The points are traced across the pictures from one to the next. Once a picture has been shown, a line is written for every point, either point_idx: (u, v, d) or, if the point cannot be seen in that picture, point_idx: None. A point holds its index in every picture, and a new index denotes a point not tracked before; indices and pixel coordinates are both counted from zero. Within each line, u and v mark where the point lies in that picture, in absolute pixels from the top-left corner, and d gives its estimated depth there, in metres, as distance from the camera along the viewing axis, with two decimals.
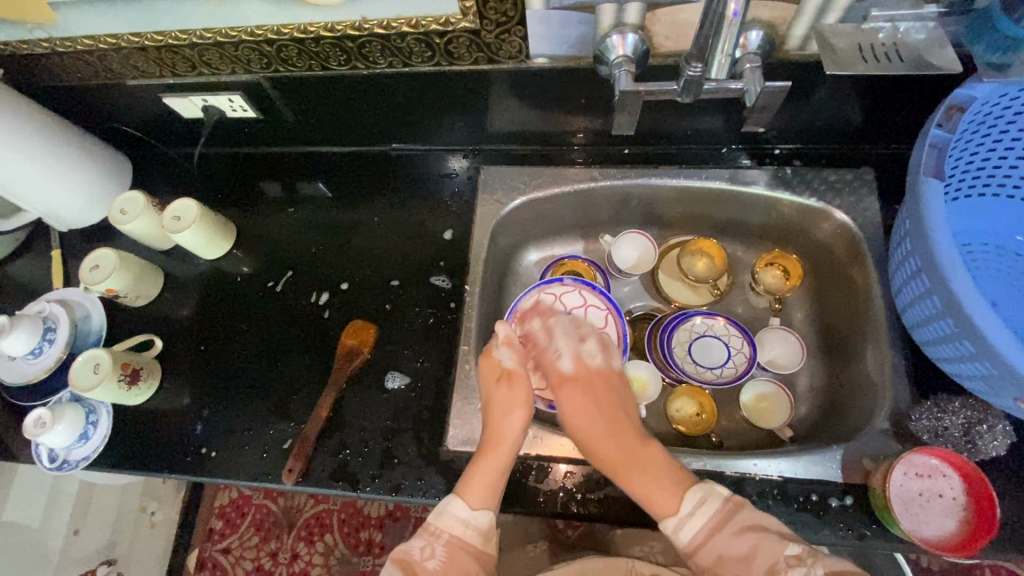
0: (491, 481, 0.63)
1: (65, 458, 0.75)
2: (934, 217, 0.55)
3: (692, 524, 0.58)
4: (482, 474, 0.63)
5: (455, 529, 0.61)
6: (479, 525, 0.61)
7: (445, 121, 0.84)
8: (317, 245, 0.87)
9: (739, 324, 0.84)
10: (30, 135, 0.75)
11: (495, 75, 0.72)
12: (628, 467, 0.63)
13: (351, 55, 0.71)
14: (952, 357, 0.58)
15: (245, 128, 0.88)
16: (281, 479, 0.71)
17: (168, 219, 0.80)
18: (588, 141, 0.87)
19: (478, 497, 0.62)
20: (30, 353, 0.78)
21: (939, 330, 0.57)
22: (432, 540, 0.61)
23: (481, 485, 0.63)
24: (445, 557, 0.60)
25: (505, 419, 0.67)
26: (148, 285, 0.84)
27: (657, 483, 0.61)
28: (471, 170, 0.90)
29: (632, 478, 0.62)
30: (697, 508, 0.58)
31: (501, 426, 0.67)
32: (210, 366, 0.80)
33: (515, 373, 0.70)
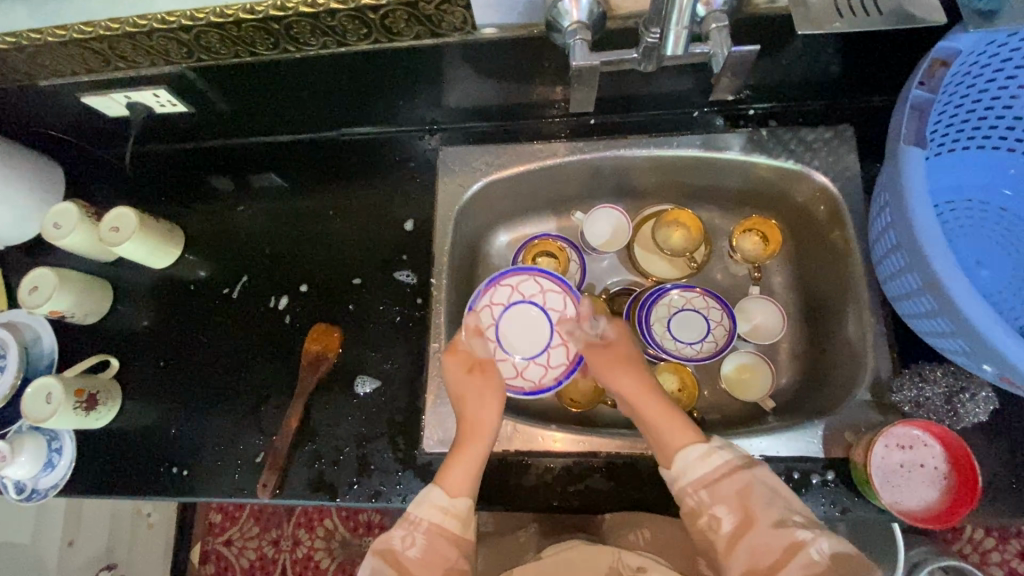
0: (470, 469, 0.62)
1: (34, 487, 0.73)
2: (915, 188, 0.51)
3: (701, 466, 0.58)
4: (465, 461, 0.62)
5: (435, 517, 0.59)
6: (459, 512, 0.59)
7: (409, 96, 0.76)
8: (272, 245, 0.82)
9: (717, 295, 0.82)
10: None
11: (442, 48, 0.65)
12: (664, 415, 0.64)
13: (280, 37, 0.63)
14: (932, 332, 0.56)
15: (180, 123, 0.81)
16: (256, 494, 0.69)
17: (105, 232, 0.74)
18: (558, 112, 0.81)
19: (457, 485, 0.60)
20: None
21: (919, 306, 0.55)
22: (412, 529, 0.58)
23: (460, 474, 0.61)
24: (426, 544, 0.57)
25: (480, 408, 0.66)
26: (96, 302, 0.79)
27: (676, 423, 0.63)
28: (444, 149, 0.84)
29: (660, 431, 0.63)
30: (714, 450, 0.59)
31: (475, 414, 0.65)
32: (172, 381, 0.77)
33: (491, 368, 0.69)
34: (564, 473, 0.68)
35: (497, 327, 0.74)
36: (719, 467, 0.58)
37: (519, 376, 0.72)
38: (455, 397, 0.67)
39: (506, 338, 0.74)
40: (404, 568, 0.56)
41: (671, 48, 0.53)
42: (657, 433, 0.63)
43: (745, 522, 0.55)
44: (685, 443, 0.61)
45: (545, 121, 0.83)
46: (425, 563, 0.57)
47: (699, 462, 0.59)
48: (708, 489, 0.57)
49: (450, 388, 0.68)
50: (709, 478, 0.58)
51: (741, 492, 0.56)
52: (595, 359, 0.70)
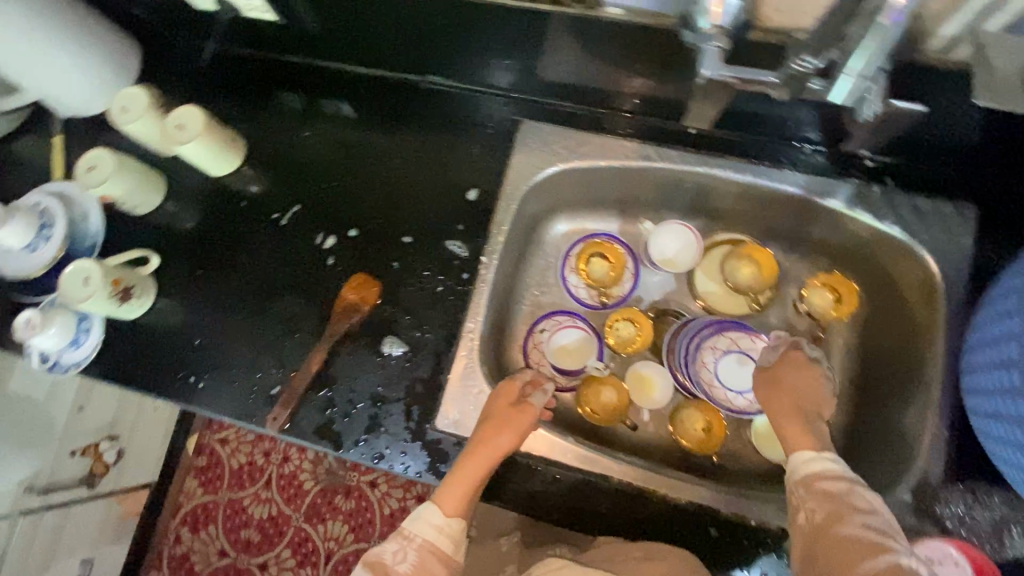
0: (464, 491, 0.61)
1: (56, 360, 0.73)
2: None
3: (814, 468, 0.56)
4: (460, 484, 0.61)
5: (428, 534, 0.59)
6: (450, 532, 0.59)
7: (494, 57, 0.71)
8: (330, 181, 0.78)
9: (768, 339, 0.78)
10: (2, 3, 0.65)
11: (566, 19, 0.60)
12: (793, 427, 0.62)
13: None
14: (1011, 459, 0.51)
15: (265, 31, 0.77)
16: (265, 424, 0.70)
17: (170, 127, 0.72)
18: (637, 108, 0.75)
19: (453, 505, 0.60)
20: (27, 248, 0.75)
21: (1008, 430, 0.50)
22: (405, 544, 0.58)
23: (456, 494, 0.61)
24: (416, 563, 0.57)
25: (497, 436, 0.63)
26: (149, 195, 0.78)
27: (800, 431, 0.61)
28: (514, 118, 0.78)
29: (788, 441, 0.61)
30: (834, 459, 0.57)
31: (484, 442, 0.63)
32: (203, 292, 0.76)
33: (529, 407, 0.66)
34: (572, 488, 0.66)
35: (722, 376, 0.78)
36: (834, 468, 0.56)
37: (728, 399, 0.78)
38: (477, 422, 0.65)
39: (729, 380, 0.78)
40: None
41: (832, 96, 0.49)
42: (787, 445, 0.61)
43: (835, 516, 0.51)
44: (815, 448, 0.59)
45: (610, 113, 0.77)
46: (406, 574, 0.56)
47: (805, 467, 0.57)
48: (814, 489, 0.55)
49: (486, 410, 0.66)
50: (818, 490, 0.54)
51: (837, 495, 0.53)
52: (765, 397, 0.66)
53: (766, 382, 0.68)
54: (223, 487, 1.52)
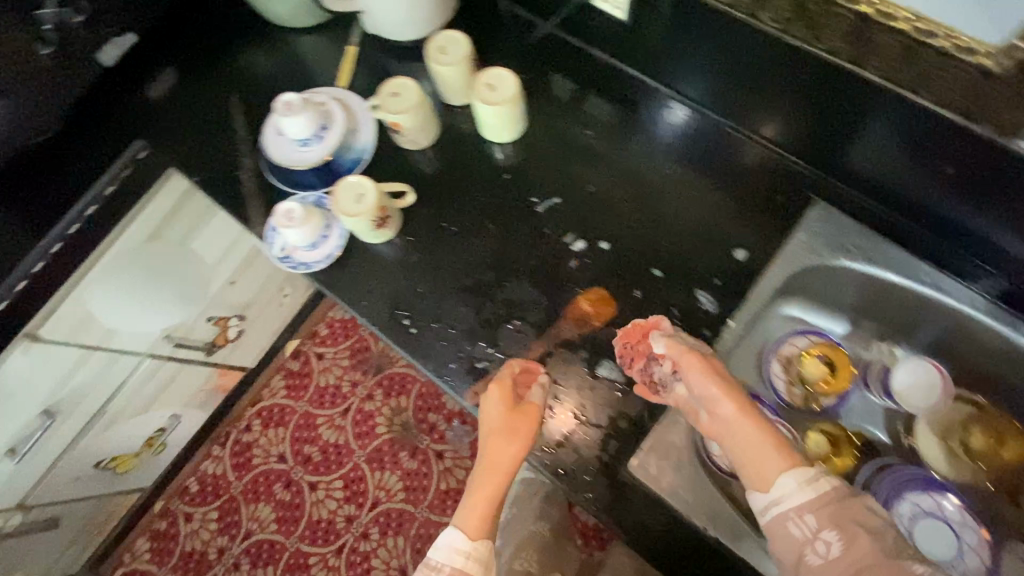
0: (484, 512, 0.59)
1: (291, 253, 0.76)
2: None
3: (795, 492, 0.51)
4: (478, 500, 0.59)
5: (456, 562, 0.57)
6: (477, 555, 0.58)
7: (705, 70, 0.71)
8: (595, 185, 0.77)
9: (976, 518, 0.73)
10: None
11: (888, 99, 0.57)
12: (756, 445, 0.55)
13: (800, 17, 0.56)
14: None
15: (595, 22, 0.76)
16: (463, 394, 0.70)
17: (481, 85, 0.72)
18: (774, 135, 0.73)
19: (477, 529, 0.58)
20: (302, 141, 0.78)
21: None
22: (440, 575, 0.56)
23: (477, 515, 0.59)
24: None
25: (513, 458, 0.60)
26: (425, 136, 0.78)
27: (768, 445, 0.54)
28: (687, 130, 0.77)
29: (753, 463, 0.54)
30: (816, 475, 0.52)
31: (499, 461, 0.60)
32: (441, 244, 0.77)
33: (530, 407, 0.63)
34: None
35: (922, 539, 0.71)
36: (823, 494, 0.51)
37: None
38: (484, 431, 0.62)
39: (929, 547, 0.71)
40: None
41: None
42: (749, 465, 0.54)
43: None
44: (785, 466, 0.53)
45: (746, 135, 0.76)
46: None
47: (792, 499, 0.51)
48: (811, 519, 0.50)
49: (491, 417, 0.63)
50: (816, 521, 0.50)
51: (847, 521, 0.48)
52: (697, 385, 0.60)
53: (709, 373, 0.59)
54: (304, 399, 1.58)
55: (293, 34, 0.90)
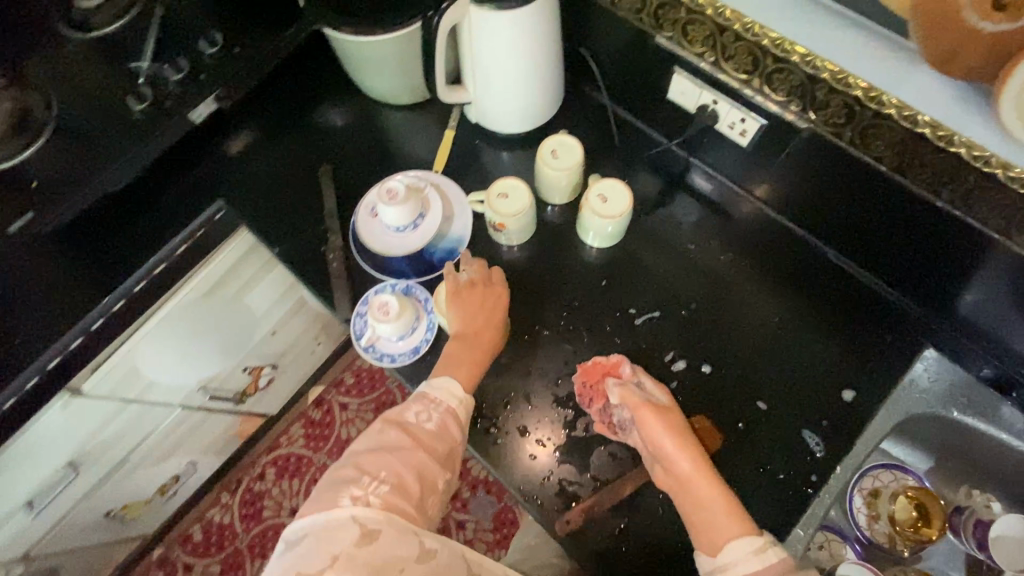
0: (451, 363, 0.66)
1: (374, 343, 0.72)
2: None
3: (743, 566, 0.53)
4: (455, 358, 0.67)
5: (452, 402, 0.64)
6: (443, 399, 0.63)
7: (783, 175, 0.72)
8: (695, 302, 0.75)
9: None
10: (528, 15, 0.65)
11: (998, 253, 0.57)
12: (705, 505, 0.57)
13: (951, 183, 0.55)
14: None
15: (708, 139, 0.75)
16: (550, 519, 0.66)
17: (592, 197, 0.71)
18: (766, 198, 0.77)
19: (461, 381, 0.66)
20: (397, 227, 0.75)
21: None
22: (430, 406, 0.63)
23: (464, 372, 0.66)
24: (440, 422, 0.62)
25: (467, 314, 0.69)
26: (522, 234, 0.76)
27: (721, 512, 0.56)
28: (713, 200, 0.80)
29: (700, 523, 0.57)
30: (770, 549, 0.53)
31: (456, 322, 0.69)
32: (531, 349, 0.74)
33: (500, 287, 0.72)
34: None
35: None
36: (767, 568, 0.52)
37: None
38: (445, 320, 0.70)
39: None
40: (419, 438, 0.60)
41: None
42: (696, 521, 0.57)
43: None
44: (735, 535, 0.55)
45: (745, 197, 0.80)
46: (435, 441, 0.61)
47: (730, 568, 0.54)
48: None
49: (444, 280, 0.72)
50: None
51: None
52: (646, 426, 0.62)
53: (661, 420, 0.61)
54: (322, 451, 1.52)
55: (386, 108, 0.89)
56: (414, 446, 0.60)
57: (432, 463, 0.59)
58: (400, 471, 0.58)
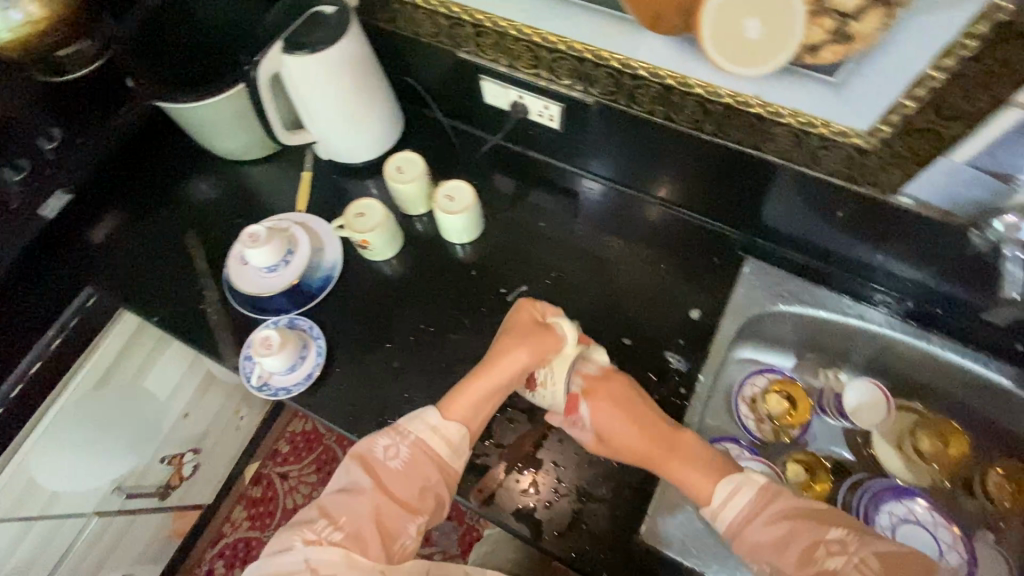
0: (473, 403, 0.69)
1: (268, 380, 0.75)
2: None
3: (734, 503, 0.62)
4: (472, 391, 0.69)
5: (422, 433, 0.67)
6: (449, 434, 0.67)
7: (630, 158, 0.81)
8: (556, 270, 0.84)
9: (943, 513, 0.78)
10: (335, 54, 0.72)
11: (760, 165, 0.70)
12: (687, 462, 0.66)
13: (706, 118, 0.67)
14: None
15: (531, 129, 0.86)
16: (467, 495, 0.71)
17: (442, 198, 0.79)
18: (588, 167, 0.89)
19: (455, 410, 0.68)
20: (267, 268, 0.79)
21: None
22: (398, 441, 0.66)
23: (463, 406, 0.69)
24: (407, 460, 0.65)
25: (513, 359, 0.69)
26: (389, 247, 0.82)
27: (701, 472, 0.65)
28: (602, 202, 0.88)
29: (685, 479, 0.65)
30: (747, 491, 0.63)
31: (505, 364, 0.69)
32: (419, 348, 0.79)
33: (549, 330, 0.71)
34: None
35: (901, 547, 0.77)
36: (750, 505, 0.61)
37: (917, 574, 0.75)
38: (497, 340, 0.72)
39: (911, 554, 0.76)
40: (385, 479, 0.64)
41: None
42: (682, 480, 0.65)
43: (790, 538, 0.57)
44: (713, 484, 0.64)
45: (650, 201, 0.88)
46: (405, 479, 0.64)
47: (730, 518, 0.62)
48: (746, 539, 0.60)
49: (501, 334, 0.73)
50: (741, 516, 0.61)
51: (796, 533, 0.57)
52: (602, 413, 0.68)
53: (614, 405, 0.68)
54: (271, 526, 1.47)
55: (244, 166, 0.94)
56: (377, 490, 0.62)
57: (397, 509, 0.62)
58: (359, 519, 0.61)
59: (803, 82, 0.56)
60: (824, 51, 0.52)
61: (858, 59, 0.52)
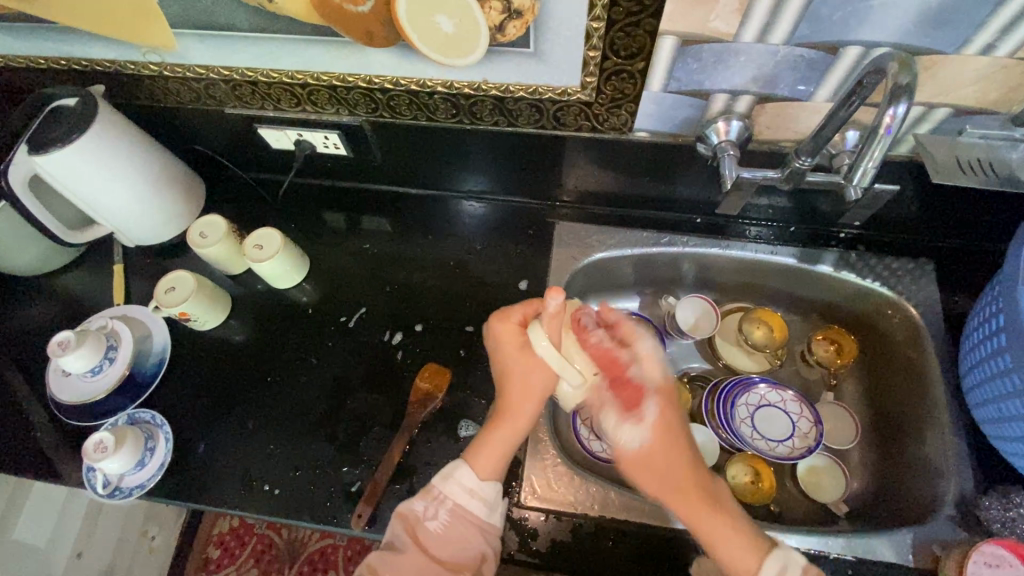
0: (502, 453, 0.65)
1: (118, 484, 0.73)
2: None
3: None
4: (495, 446, 0.65)
5: (461, 497, 0.62)
6: (484, 495, 0.62)
7: (468, 169, 0.86)
8: (391, 285, 0.87)
9: (790, 390, 0.87)
10: (88, 143, 0.71)
11: (525, 139, 0.76)
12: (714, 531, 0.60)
13: (460, 111, 0.73)
14: (1016, 436, 0.62)
15: (329, 163, 0.89)
16: (347, 523, 0.70)
17: (250, 248, 0.81)
18: (398, 184, 0.93)
19: (486, 467, 0.64)
20: (89, 371, 0.77)
21: (1011, 411, 0.61)
22: (435, 502, 0.62)
23: (491, 458, 0.64)
24: (449, 520, 0.61)
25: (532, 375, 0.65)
26: (217, 311, 0.83)
27: (738, 539, 0.60)
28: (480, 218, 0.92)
29: (721, 549, 0.59)
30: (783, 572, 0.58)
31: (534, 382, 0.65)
32: (272, 400, 0.79)
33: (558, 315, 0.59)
34: (657, 544, 0.69)
35: (759, 429, 0.84)
36: None
37: (774, 447, 0.83)
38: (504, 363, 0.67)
39: (767, 433, 0.84)
40: (425, 542, 0.60)
41: (858, 180, 0.56)
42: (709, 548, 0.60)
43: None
44: (757, 557, 0.59)
45: (538, 203, 0.92)
46: (445, 541, 0.60)
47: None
48: None
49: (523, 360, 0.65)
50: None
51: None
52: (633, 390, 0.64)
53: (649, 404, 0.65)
54: None
55: (50, 277, 0.90)
56: (415, 548, 0.60)
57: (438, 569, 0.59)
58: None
59: (509, 59, 0.63)
60: (508, 27, 0.59)
61: (535, 28, 0.59)
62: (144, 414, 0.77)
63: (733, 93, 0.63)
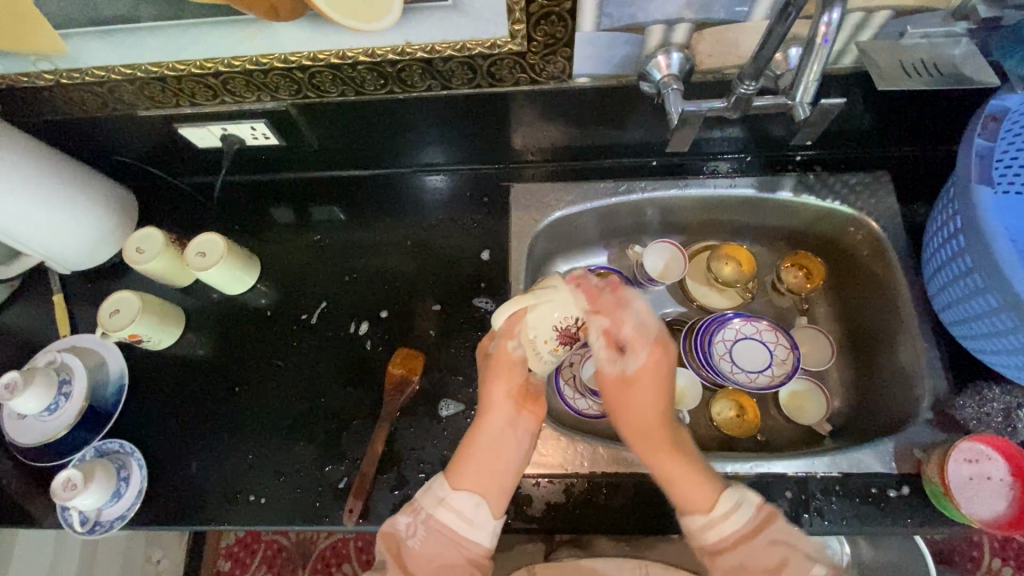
0: (481, 470, 0.64)
1: (97, 519, 0.70)
2: (991, 224, 0.57)
3: (731, 522, 0.60)
4: (473, 459, 0.65)
5: (437, 510, 0.62)
6: (456, 504, 0.63)
7: (422, 140, 0.81)
8: (350, 274, 0.84)
9: (766, 319, 0.87)
10: None
11: (463, 101, 0.72)
12: (683, 465, 0.63)
13: (390, 80, 0.68)
14: (982, 334, 0.63)
15: (264, 154, 0.84)
16: (338, 521, 0.68)
17: (192, 256, 0.77)
18: (340, 168, 0.89)
19: (462, 479, 0.64)
20: (45, 410, 0.73)
21: (975, 310, 0.62)
22: (416, 518, 0.62)
23: (468, 473, 0.64)
24: (424, 537, 0.61)
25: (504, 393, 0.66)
26: (171, 327, 0.79)
27: (698, 481, 0.62)
28: (443, 191, 0.88)
29: (682, 483, 0.62)
30: (737, 516, 0.60)
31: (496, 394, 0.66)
32: (245, 408, 0.76)
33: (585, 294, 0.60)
34: (649, 491, 0.69)
35: (737, 363, 0.85)
36: (749, 521, 0.60)
37: (753, 379, 0.84)
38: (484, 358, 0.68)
39: (745, 365, 0.85)
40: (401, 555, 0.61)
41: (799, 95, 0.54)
42: (675, 482, 0.62)
43: (761, 523, 0.60)
44: (711, 500, 0.61)
45: (490, 168, 0.88)
46: (427, 557, 0.61)
47: (701, 532, 0.60)
48: (711, 557, 0.60)
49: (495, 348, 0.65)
50: (728, 538, 0.59)
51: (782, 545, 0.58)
52: (634, 385, 0.66)
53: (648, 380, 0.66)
54: None
55: None
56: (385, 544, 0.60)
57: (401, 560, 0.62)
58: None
59: (428, 15, 0.60)
60: None
61: None
62: (112, 445, 0.74)
63: (668, 22, 0.60)
